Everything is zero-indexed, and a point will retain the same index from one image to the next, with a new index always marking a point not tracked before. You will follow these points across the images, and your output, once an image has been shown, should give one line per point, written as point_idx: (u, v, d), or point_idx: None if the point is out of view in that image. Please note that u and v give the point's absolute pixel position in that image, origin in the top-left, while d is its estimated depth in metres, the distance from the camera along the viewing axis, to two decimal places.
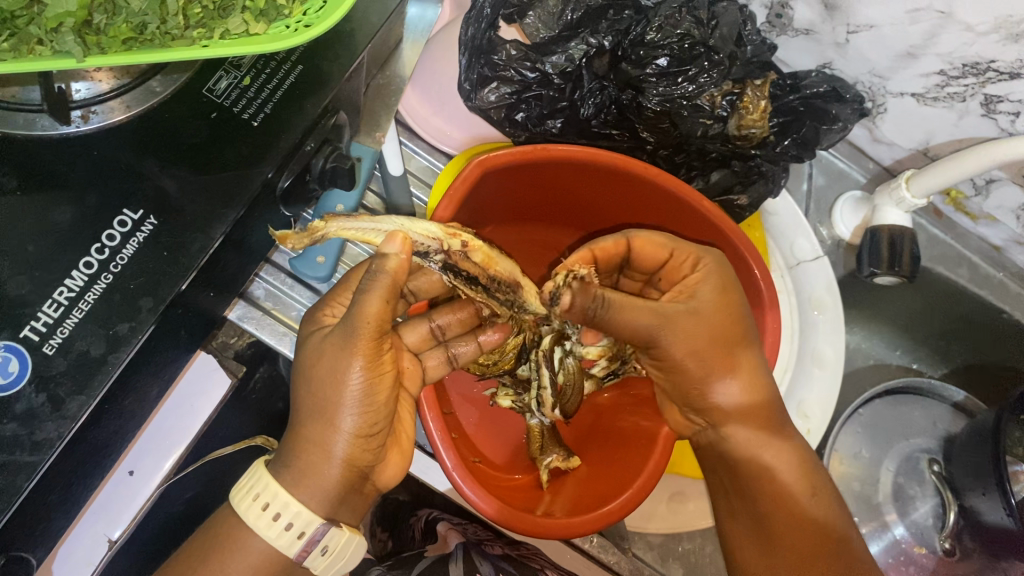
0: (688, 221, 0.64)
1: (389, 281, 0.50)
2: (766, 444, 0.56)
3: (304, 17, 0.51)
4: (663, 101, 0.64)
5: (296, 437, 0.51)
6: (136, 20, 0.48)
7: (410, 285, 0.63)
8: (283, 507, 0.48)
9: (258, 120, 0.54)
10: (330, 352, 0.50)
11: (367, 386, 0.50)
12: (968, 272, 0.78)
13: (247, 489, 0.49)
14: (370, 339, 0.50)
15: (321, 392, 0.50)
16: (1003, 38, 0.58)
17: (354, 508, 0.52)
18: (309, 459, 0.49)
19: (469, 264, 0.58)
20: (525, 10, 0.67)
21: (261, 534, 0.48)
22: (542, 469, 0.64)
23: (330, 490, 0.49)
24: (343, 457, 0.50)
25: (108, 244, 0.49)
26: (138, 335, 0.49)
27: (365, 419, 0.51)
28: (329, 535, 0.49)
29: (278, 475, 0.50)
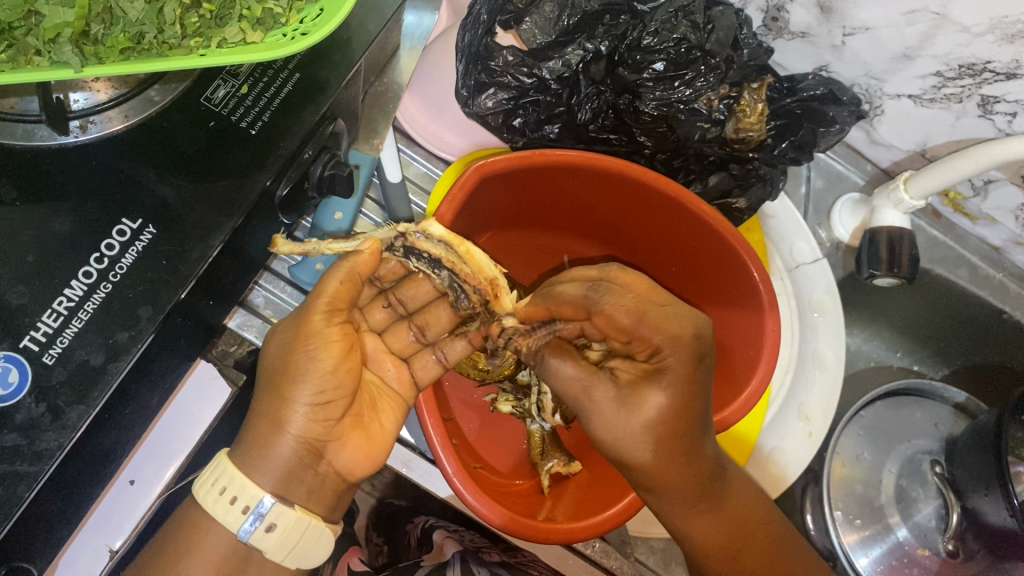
0: (680, 221, 0.64)
1: (349, 268, 0.56)
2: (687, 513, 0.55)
3: (302, 25, 0.51)
4: (660, 106, 0.64)
5: (256, 413, 0.55)
6: (134, 30, 0.48)
7: (399, 294, 0.63)
8: (230, 483, 0.52)
9: (256, 128, 0.55)
10: (287, 331, 0.55)
11: (319, 366, 0.53)
12: (968, 273, 0.78)
13: (209, 477, 0.53)
14: (318, 315, 0.54)
15: (279, 370, 0.54)
16: (999, 38, 0.58)
17: (310, 489, 0.55)
18: (262, 432, 0.54)
19: (431, 249, 0.59)
20: (521, 16, 0.65)
21: (211, 511, 0.52)
22: (543, 474, 0.63)
23: (282, 464, 0.53)
24: (297, 431, 0.53)
25: (107, 253, 0.50)
26: (138, 344, 0.49)
27: (317, 392, 0.54)
28: (275, 513, 0.52)
29: (235, 454, 0.54)
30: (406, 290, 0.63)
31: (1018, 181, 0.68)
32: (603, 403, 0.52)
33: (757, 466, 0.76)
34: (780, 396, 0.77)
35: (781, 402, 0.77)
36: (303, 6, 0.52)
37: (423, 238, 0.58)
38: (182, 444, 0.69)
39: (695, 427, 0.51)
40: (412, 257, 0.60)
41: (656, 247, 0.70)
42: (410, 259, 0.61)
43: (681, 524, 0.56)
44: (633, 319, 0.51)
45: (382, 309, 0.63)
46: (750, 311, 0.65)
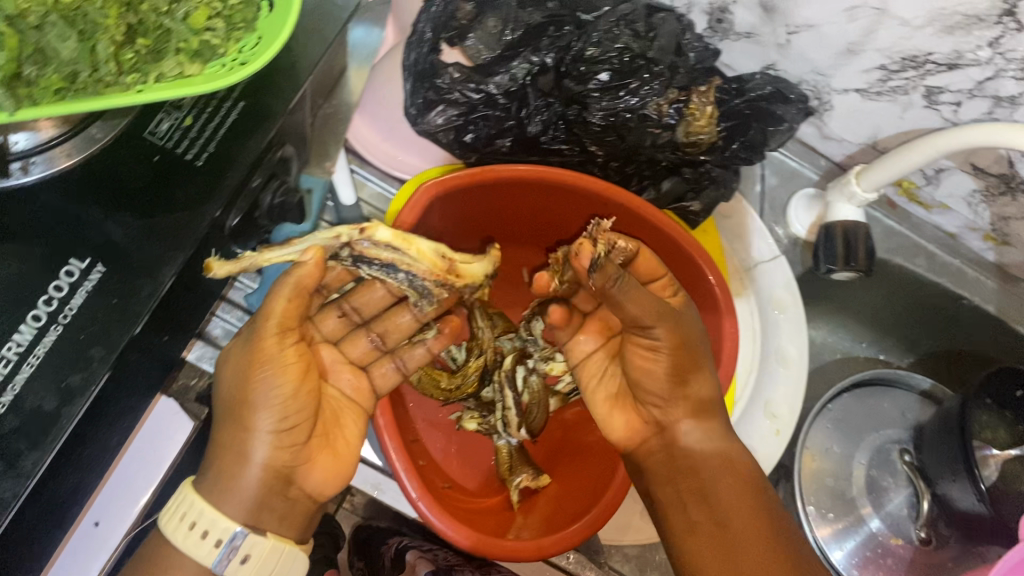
0: (632, 227, 0.64)
1: (294, 282, 0.54)
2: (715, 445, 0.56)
3: (241, 55, 0.51)
4: (608, 115, 0.64)
5: (218, 441, 0.55)
6: (67, 70, 0.47)
7: (351, 302, 0.62)
8: (199, 517, 0.51)
9: (202, 160, 0.55)
10: (238, 357, 0.54)
11: (280, 388, 0.54)
12: (926, 261, 0.79)
13: (174, 511, 0.52)
14: (270, 335, 0.54)
15: (236, 399, 0.54)
16: (938, 30, 0.59)
17: (282, 514, 0.55)
18: (227, 463, 0.53)
19: (380, 254, 0.59)
20: (466, 32, 0.65)
21: (179, 546, 0.51)
22: (512, 490, 0.63)
23: (249, 494, 0.53)
24: (261, 460, 0.53)
25: (55, 295, 0.49)
26: (91, 386, 0.49)
27: (276, 417, 0.54)
28: (249, 543, 0.52)
29: (201, 487, 0.54)
30: (359, 297, 0.63)
31: (968, 169, 0.69)
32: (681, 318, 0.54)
33: None
34: (745, 396, 0.77)
35: (747, 403, 0.77)
36: (242, 35, 0.52)
37: (371, 245, 0.58)
38: (148, 480, 0.68)
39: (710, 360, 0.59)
40: (365, 266, 0.60)
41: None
42: (364, 269, 0.60)
43: (712, 466, 0.55)
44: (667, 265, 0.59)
45: (337, 319, 0.62)
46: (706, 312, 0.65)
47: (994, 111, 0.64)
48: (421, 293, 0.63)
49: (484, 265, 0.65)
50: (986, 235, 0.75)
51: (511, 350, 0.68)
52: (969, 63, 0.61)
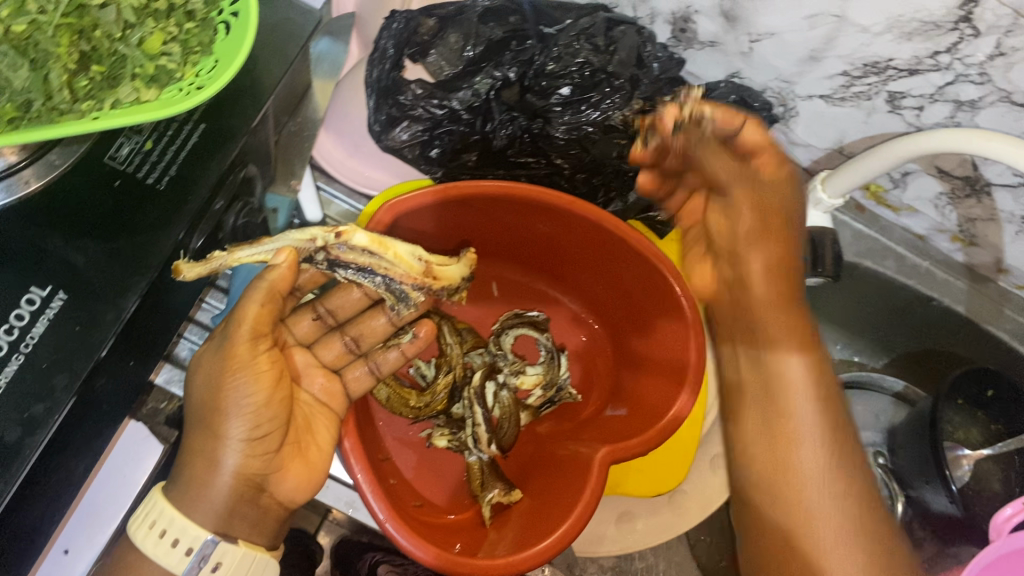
0: (597, 240, 0.64)
1: (267, 286, 0.54)
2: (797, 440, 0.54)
3: (197, 78, 0.51)
4: (570, 130, 0.65)
5: (189, 449, 0.55)
6: (21, 99, 0.46)
7: (327, 304, 0.63)
8: (170, 525, 0.51)
9: (163, 183, 0.55)
10: (210, 363, 0.54)
11: (250, 396, 0.53)
12: (896, 263, 0.80)
13: (143, 517, 0.53)
14: (242, 342, 0.53)
15: (209, 404, 0.54)
16: (897, 36, 0.59)
17: (253, 522, 0.56)
18: (197, 470, 0.53)
19: (356, 257, 0.58)
20: (427, 48, 0.65)
21: (149, 554, 0.51)
22: (484, 506, 0.62)
23: (218, 502, 0.53)
24: (231, 467, 0.53)
25: (16, 324, 0.49)
26: (53, 416, 0.49)
27: (248, 424, 0.54)
28: (220, 551, 0.52)
29: (170, 495, 0.54)
30: (334, 299, 0.64)
31: (933, 172, 0.69)
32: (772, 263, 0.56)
33: (700, 477, 0.74)
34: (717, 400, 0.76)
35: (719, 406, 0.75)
36: (198, 60, 0.52)
37: (347, 249, 0.58)
38: (117, 508, 0.67)
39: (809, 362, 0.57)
40: (340, 270, 0.60)
41: (579, 268, 0.70)
42: (340, 273, 0.60)
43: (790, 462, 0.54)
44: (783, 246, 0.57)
45: (310, 322, 0.63)
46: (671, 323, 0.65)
47: (955, 115, 0.65)
48: (398, 297, 0.63)
49: (462, 269, 0.66)
50: (953, 236, 0.76)
51: (481, 364, 0.69)
52: (929, 69, 0.61)
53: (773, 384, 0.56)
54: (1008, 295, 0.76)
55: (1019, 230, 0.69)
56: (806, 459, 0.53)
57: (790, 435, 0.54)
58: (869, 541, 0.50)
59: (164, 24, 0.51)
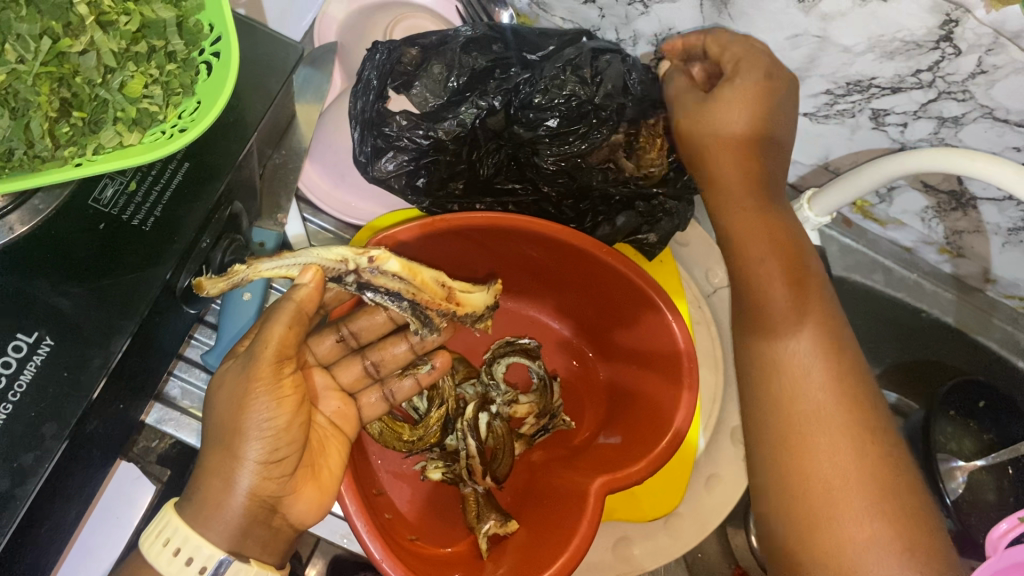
0: (578, 260, 0.64)
1: (295, 308, 0.53)
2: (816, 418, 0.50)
3: (180, 120, 0.51)
4: (559, 160, 0.66)
5: (202, 466, 0.53)
6: (2, 148, 0.46)
7: (351, 326, 0.63)
8: (184, 542, 0.49)
9: (149, 224, 0.55)
10: (233, 382, 0.53)
11: (271, 416, 0.52)
12: (884, 277, 0.81)
13: (155, 533, 0.50)
14: (267, 364, 0.52)
15: (229, 422, 0.52)
16: (879, 56, 0.59)
17: (263, 543, 0.53)
18: (211, 489, 0.51)
19: (387, 280, 0.58)
20: (412, 80, 0.65)
21: (162, 570, 0.48)
22: (480, 538, 0.62)
23: (232, 523, 0.51)
24: (247, 487, 0.51)
25: (4, 371, 0.49)
26: (44, 464, 0.50)
27: (268, 446, 0.52)
28: (234, 569, 0.50)
29: (182, 510, 0.51)
30: (360, 321, 0.64)
31: (919, 186, 0.69)
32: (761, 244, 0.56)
33: (697, 499, 0.74)
34: (710, 424, 0.76)
35: (711, 427, 0.76)
36: (181, 101, 0.52)
37: (378, 273, 0.58)
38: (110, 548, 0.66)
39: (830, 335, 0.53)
40: (367, 292, 0.59)
41: (570, 288, 0.69)
42: (366, 295, 0.59)
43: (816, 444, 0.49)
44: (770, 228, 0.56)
45: (332, 342, 0.63)
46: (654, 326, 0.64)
47: (939, 131, 0.65)
48: (422, 319, 0.62)
49: (485, 296, 0.66)
50: (941, 248, 0.76)
51: (473, 396, 0.69)
52: (912, 86, 0.61)
53: (778, 358, 0.53)
54: (995, 304, 0.77)
55: (1005, 242, 0.69)
56: (815, 407, 0.50)
57: (802, 416, 0.50)
58: (892, 522, 0.46)
59: (146, 67, 0.50)
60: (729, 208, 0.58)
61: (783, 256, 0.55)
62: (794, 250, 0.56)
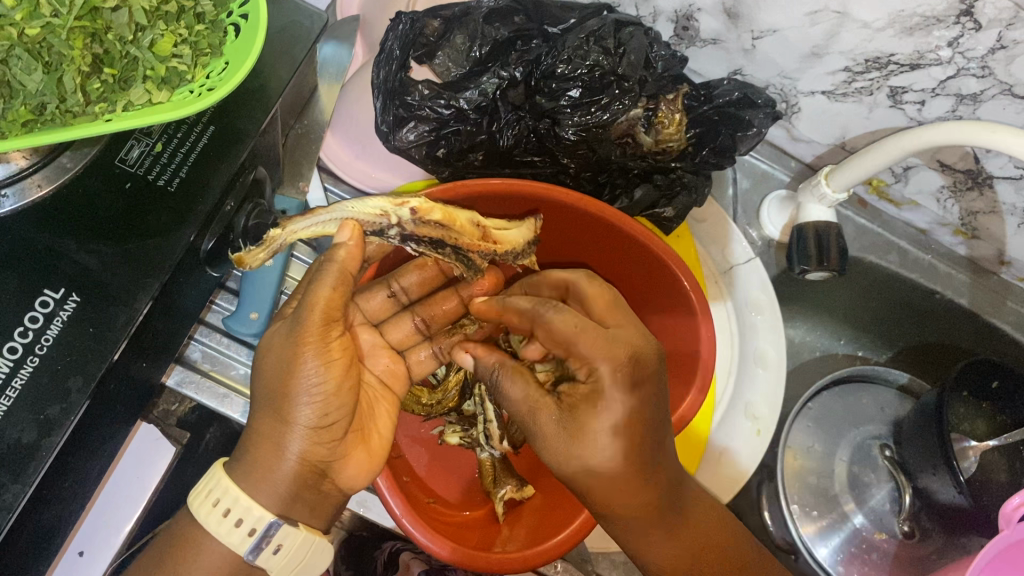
0: (608, 234, 0.64)
1: (339, 268, 0.53)
2: (649, 531, 0.55)
3: (208, 80, 0.51)
4: (580, 131, 0.65)
5: (254, 429, 0.53)
6: (35, 102, 0.47)
7: (401, 281, 0.66)
8: (233, 503, 0.50)
9: (174, 185, 0.55)
10: (279, 347, 0.52)
11: (320, 377, 0.51)
12: (898, 258, 0.80)
13: (205, 494, 0.51)
14: (316, 326, 0.52)
15: (275, 384, 0.51)
16: (898, 32, 0.60)
17: (312, 506, 0.54)
18: (262, 451, 0.51)
19: (429, 229, 0.58)
20: (434, 50, 0.67)
21: (212, 530, 0.49)
22: (497, 502, 0.63)
23: (283, 486, 0.51)
24: (297, 453, 0.51)
25: (31, 326, 0.50)
26: (70, 417, 0.50)
27: (318, 411, 0.52)
28: (282, 533, 0.51)
29: (232, 471, 0.52)
30: (408, 277, 0.66)
31: (935, 166, 0.70)
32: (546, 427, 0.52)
33: (711, 468, 0.76)
34: (724, 398, 0.77)
35: (727, 406, 0.77)
36: (209, 61, 0.52)
37: (419, 224, 0.58)
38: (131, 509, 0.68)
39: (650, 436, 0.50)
40: (411, 243, 0.59)
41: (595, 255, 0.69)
42: (409, 246, 0.60)
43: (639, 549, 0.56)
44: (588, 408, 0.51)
45: (384, 298, 0.65)
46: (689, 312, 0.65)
47: (957, 109, 0.65)
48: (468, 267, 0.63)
49: (523, 232, 0.64)
50: (955, 230, 0.76)
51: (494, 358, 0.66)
52: (931, 63, 0.61)
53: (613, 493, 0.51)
54: (1009, 287, 0.78)
55: (1022, 223, 0.70)
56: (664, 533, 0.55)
57: (645, 531, 0.54)
58: None
59: (174, 26, 0.51)
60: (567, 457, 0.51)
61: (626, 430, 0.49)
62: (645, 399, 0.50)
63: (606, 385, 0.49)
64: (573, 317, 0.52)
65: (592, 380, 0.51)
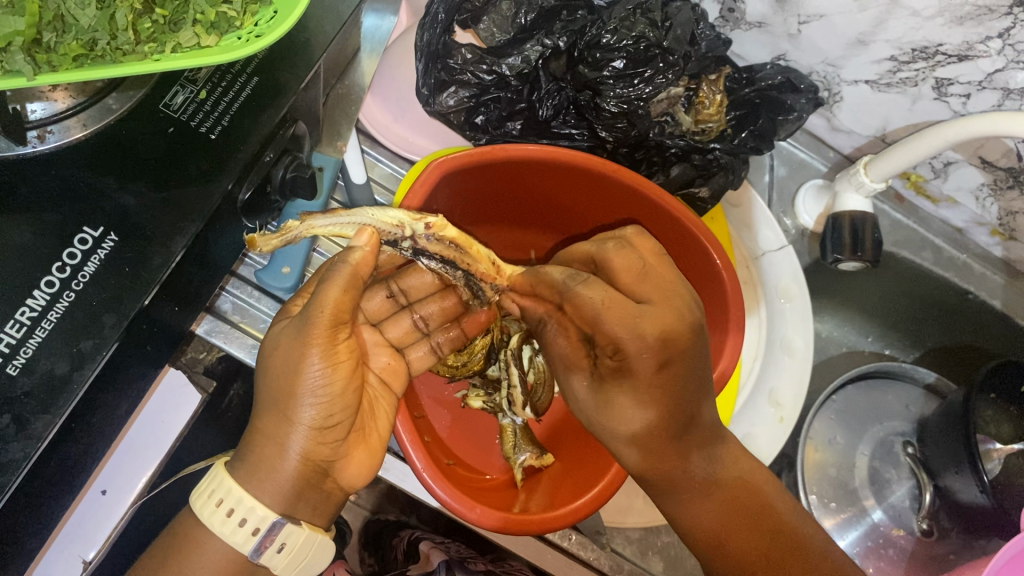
0: (624, 200, 0.64)
1: (351, 271, 0.52)
2: (690, 480, 0.54)
3: (256, 27, 0.51)
4: (621, 103, 0.65)
5: (256, 428, 0.52)
6: (87, 37, 0.48)
7: (401, 284, 0.64)
8: (237, 503, 0.49)
9: (215, 133, 0.54)
10: (286, 343, 0.51)
11: (324, 375, 0.51)
12: (932, 254, 0.79)
13: (207, 492, 0.50)
14: (323, 326, 0.50)
15: (279, 381, 0.51)
16: (948, 21, 0.59)
17: (316, 505, 0.53)
18: (266, 451, 0.51)
19: (441, 246, 0.59)
20: (479, 15, 0.68)
21: (215, 531, 0.49)
22: (516, 468, 0.65)
23: (285, 485, 0.50)
24: (298, 452, 0.51)
25: (69, 262, 0.49)
26: (103, 352, 0.49)
27: (322, 411, 0.51)
28: (286, 532, 0.50)
29: (235, 469, 0.51)
30: (409, 280, 0.65)
31: (976, 162, 0.69)
32: (584, 394, 0.53)
33: None
34: (749, 382, 0.77)
35: (751, 388, 0.77)
36: (257, 10, 0.52)
37: (433, 240, 0.58)
38: (153, 454, 0.71)
39: (685, 406, 0.50)
40: (422, 257, 0.61)
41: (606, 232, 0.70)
42: (421, 257, 0.60)
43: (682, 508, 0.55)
44: (598, 313, 0.48)
45: (383, 298, 0.63)
46: (715, 288, 0.64)
47: (1003, 104, 0.64)
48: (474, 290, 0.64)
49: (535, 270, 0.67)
50: (993, 230, 0.76)
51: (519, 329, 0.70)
52: (979, 54, 0.60)
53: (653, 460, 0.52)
54: None
55: None
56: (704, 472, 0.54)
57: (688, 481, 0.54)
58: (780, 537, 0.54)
59: None
60: (607, 429, 0.52)
61: (658, 391, 0.49)
62: (669, 347, 0.47)
63: (626, 368, 0.48)
64: (603, 294, 0.49)
65: (616, 358, 0.49)
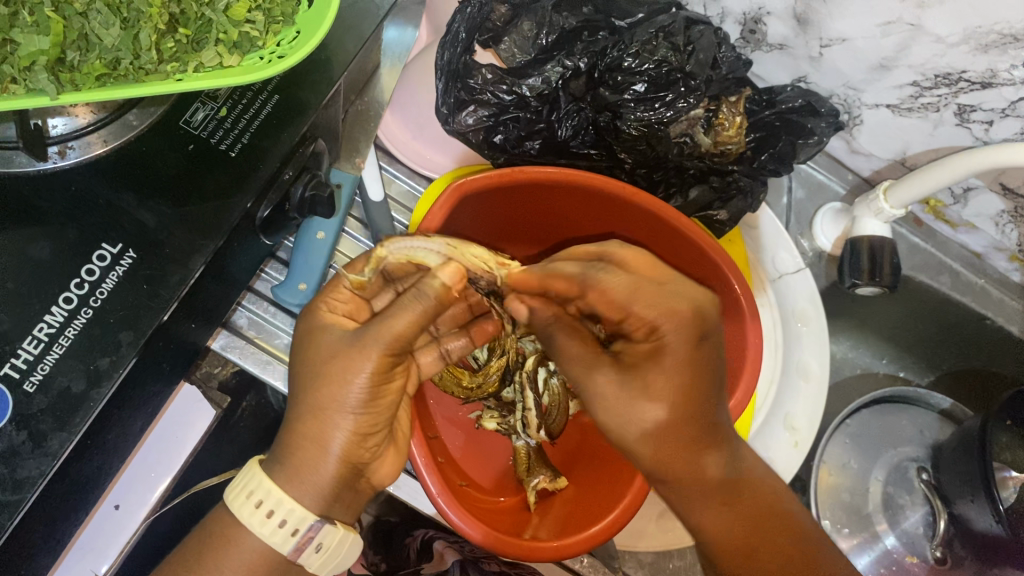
0: (640, 219, 0.64)
1: (430, 305, 0.49)
2: (697, 485, 0.50)
3: (278, 48, 0.51)
4: (641, 127, 0.66)
5: (292, 430, 0.50)
6: (110, 56, 0.48)
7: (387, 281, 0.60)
8: (276, 505, 0.48)
9: (235, 151, 0.54)
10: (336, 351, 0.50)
11: (370, 388, 0.50)
12: (950, 279, 0.79)
13: (242, 487, 0.50)
14: (380, 345, 0.49)
15: (324, 388, 0.49)
16: (973, 48, 0.58)
17: (349, 503, 0.53)
18: (304, 454, 0.50)
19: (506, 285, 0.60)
20: (500, 35, 0.67)
21: (255, 530, 0.48)
22: (530, 491, 0.64)
23: (323, 488, 0.50)
24: (339, 453, 0.50)
25: (87, 279, 0.49)
26: (119, 370, 0.48)
27: (364, 420, 0.51)
28: (324, 532, 0.50)
29: (271, 469, 0.50)
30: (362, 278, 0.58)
31: (997, 189, 0.68)
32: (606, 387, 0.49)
33: None
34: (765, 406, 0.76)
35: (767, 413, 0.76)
36: (280, 30, 0.52)
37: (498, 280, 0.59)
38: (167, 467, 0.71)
39: (712, 391, 0.49)
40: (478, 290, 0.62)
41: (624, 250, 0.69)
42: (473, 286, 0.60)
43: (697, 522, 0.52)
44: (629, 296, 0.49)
45: None
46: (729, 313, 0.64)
47: None
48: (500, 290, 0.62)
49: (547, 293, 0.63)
50: (1012, 256, 0.76)
51: (533, 351, 0.70)
52: (1004, 82, 0.60)
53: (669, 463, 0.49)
54: None
55: None
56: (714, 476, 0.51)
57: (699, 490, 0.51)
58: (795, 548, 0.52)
59: None
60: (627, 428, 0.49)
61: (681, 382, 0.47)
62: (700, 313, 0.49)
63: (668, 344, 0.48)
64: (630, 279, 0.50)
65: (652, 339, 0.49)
